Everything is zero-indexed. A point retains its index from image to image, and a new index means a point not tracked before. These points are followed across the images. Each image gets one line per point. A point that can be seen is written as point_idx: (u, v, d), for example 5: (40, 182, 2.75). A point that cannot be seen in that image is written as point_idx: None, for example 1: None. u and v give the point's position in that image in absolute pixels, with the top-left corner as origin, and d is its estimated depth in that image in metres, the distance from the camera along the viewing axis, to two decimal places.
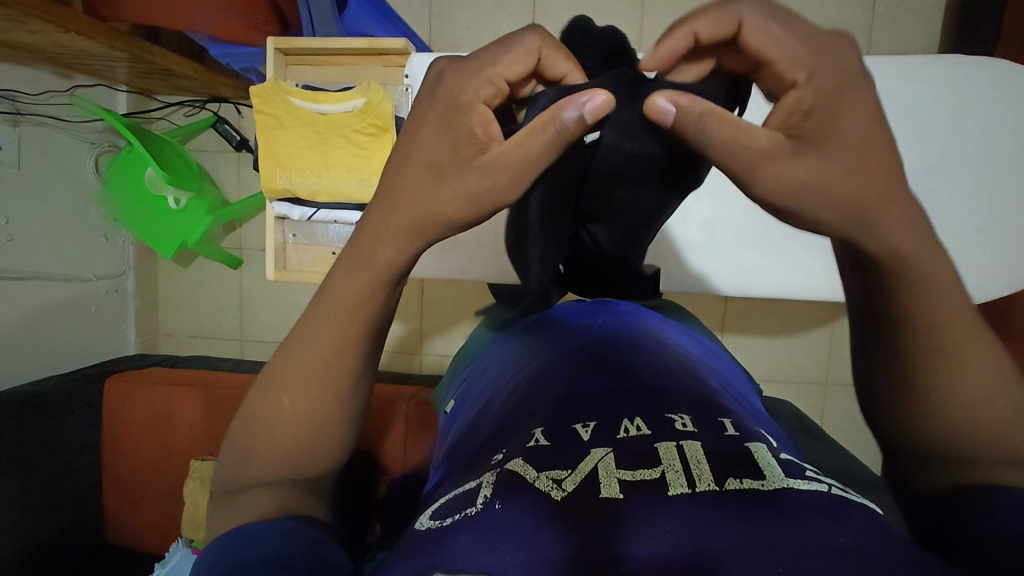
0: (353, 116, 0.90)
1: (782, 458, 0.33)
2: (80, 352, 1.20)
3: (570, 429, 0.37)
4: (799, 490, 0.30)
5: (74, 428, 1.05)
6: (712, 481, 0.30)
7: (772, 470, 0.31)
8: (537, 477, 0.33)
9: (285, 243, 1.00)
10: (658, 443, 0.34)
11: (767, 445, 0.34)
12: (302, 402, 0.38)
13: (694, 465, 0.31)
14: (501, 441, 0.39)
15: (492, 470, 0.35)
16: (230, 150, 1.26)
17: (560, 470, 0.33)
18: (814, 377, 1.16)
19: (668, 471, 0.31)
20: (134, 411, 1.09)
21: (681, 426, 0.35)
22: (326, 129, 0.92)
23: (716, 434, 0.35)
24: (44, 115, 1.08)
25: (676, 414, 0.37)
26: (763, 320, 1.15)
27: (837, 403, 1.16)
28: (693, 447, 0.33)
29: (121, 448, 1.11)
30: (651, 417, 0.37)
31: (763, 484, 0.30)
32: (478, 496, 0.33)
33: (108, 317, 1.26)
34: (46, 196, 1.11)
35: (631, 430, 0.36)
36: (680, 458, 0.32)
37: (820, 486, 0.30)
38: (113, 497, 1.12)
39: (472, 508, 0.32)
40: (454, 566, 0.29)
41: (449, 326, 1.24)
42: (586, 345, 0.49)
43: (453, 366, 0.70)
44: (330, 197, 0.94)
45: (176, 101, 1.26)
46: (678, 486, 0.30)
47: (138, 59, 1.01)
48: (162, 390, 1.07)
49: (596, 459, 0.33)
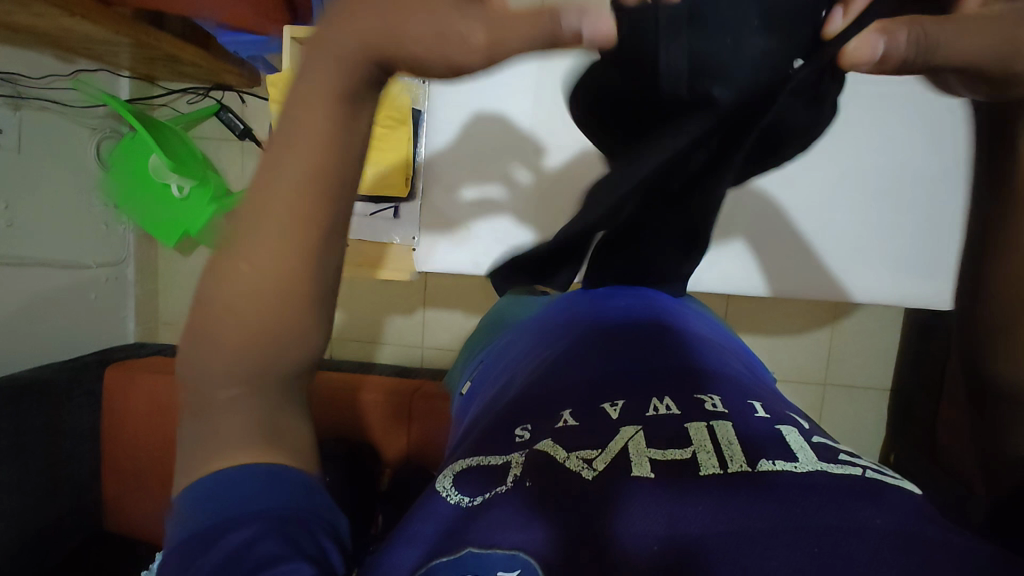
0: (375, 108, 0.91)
1: (814, 441, 0.34)
2: (80, 340, 1.19)
3: (599, 409, 0.38)
4: (832, 473, 0.30)
5: (75, 415, 1.05)
6: (745, 462, 0.31)
7: (804, 453, 0.32)
8: (567, 457, 0.34)
9: None
10: (689, 424, 0.35)
11: (798, 428, 0.35)
12: (269, 264, 0.27)
13: (725, 446, 0.32)
14: (528, 416, 0.40)
15: (522, 451, 0.36)
16: (233, 139, 1.26)
17: (590, 451, 0.34)
18: (814, 374, 1.17)
19: (700, 451, 0.32)
20: (134, 400, 1.08)
21: (711, 407, 0.37)
22: None
23: (746, 415, 0.36)
24: (46, 99, 1.07)
25: (706, 396, 0.38)
26: (765, 316, 1.16)
27: (837, 402, 1.17)
28: (724, 427, 0.34)
29: (121, 436, 1.10)
30: (681, 398, 0.38)
31: (796, 466, 0.31)
32: (508, 476, 0.34)
33: (109, 305, 1.26)
34: (48, 183, 1.10)
35: (660, 409, 0.37)
36: (711, 439, 0.33)
37: (854, 470, 0.31)
38: (112, 486, 1.11)
39: (502, 488, 0.33)
40: (486, 540, 0.30)
41: (453, 318, 1.24)
42: (609, 327, 0.51)
43: (469, 346, 0.70)
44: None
45: (179, 88, 1.26)
46: (710, 466, 0.31)
47: (142, 45, 1.00)
48: (163, 379, 1.07)
49: (625, 438, 0.35)
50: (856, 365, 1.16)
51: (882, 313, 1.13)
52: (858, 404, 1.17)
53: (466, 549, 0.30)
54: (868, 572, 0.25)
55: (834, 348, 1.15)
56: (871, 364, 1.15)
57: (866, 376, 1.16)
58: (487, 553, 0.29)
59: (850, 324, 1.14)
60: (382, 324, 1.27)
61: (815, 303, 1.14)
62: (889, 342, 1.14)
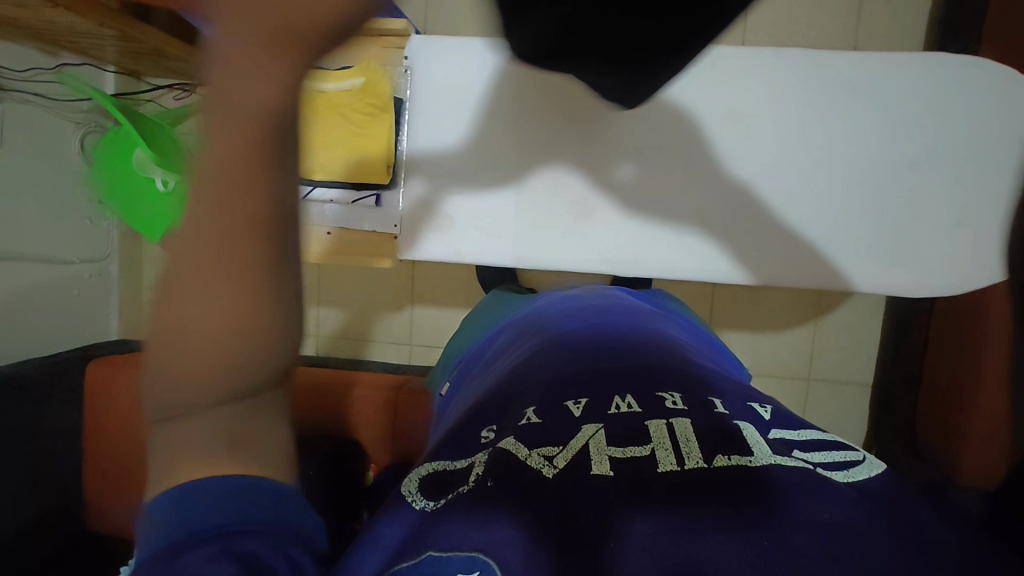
0: (357, 98, 0.89)
1: (770, 437, 0.35)
2: (60, 337, 1.18)
3: (563, 406, 0.38)
4: (784, 467, 0.31)
5: (55, 412, 1.03)
6: (700, 458, 0.32)
7: (759, 447, 0.33)
8: (529, 454, 0.34)
9: None
10: (649, 421, 0.36)
11: (755, 424, 0.36)
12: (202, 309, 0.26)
13: (683, 442, 0.33)
14: (493, 416, 0.41)
15: (485, 451, 0.36)
16: None
17: (551, 448, 0.34)
18: (798, 372, 1.17)
19: (658, 448, 0.33)
20: (117, 397, 1.07)
21: (671, 404, 0.37)
22: (323, 107, 0.89)
23: (704, 411, 0.36)
24: (29, 92, 1.06)
25: (666, 392, 0.39)
26: (749, 314, 1.17)
27: (820, 399, 1.17)
28: (683, 424, 0.35)
29: (104, 434, 1.08)
30: (642, 395, 0.39)
31: (750, 460, 0.31)
32: (471, 476, 0.34)
33: (91, 300, 1.24)
34: (31, 177, 1.08)
35: (622, 407, 0.38)
36: (669, 436, 0.34)
37: (805, 465, 0.32)
38: (94, 485, 1.10)
39: (464, 488, 0.34)
40: (447, 543, 0.30)
41: (438, 314, 1.22)
42: (579, 325, 0.51)
43: (450, 348, 0.70)
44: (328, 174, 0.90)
45: (165, 84, 1.25)
46: (668, 463, 0.32)
47: (127, 39, 1.00)
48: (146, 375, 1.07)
49: (586, 436, 0.35)
50: (838, 361, 1.16)
51: (863, 310, 1.14)
52: (842, 399, 1.17)
53: (427, 554, 0.30)
54: (820, 559, 0.25)
55: (817, 345, 1.16)
56: (852, 360, 1.16)
57: (847, 373, 1.16)
58: (449, 556, 0.30)
59: (832, 321, 1.15)
60: (365, 320, 1.24)
61: (796, 301, 1.15)
62: (870, 339, 1.15)
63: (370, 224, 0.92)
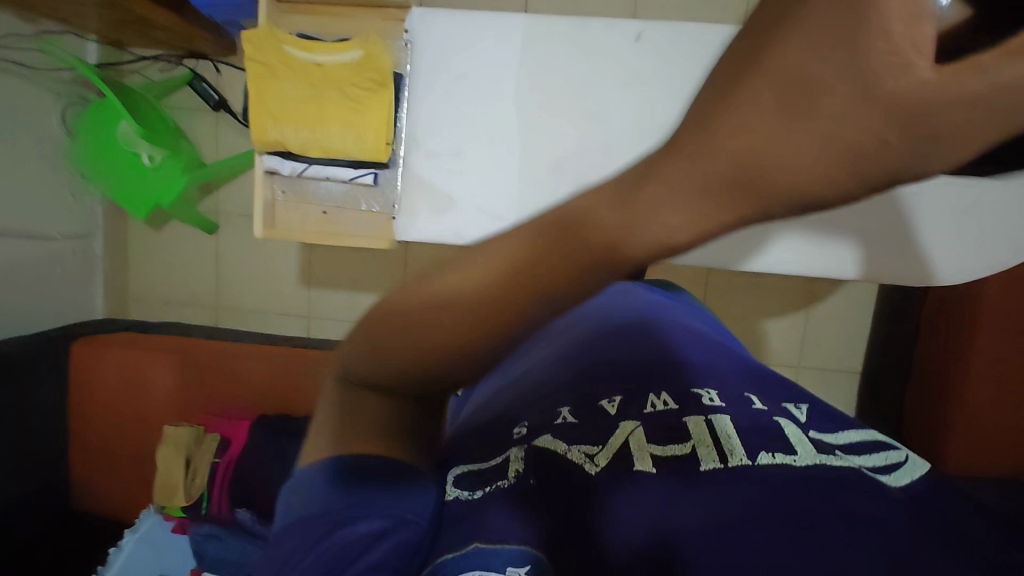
0: (354, 72, 0.80)
1: (813, 435, 0.34)
2: (43, 315, 1.15)
3: (598, 406, 0.38)
4: (829, 466, 0.31)
5: (41, 392, 1.01)
6: (744, 456, 0.32)
7: (803, 446, 0.33)
8: (569, 449, 0.34)
9: (273, 200, 0.89)
10: (687, 418, 0.36)
11: (794, 421, 0.36)
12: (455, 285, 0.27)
13: (725, 440, 0.33)
14: (522, 413, 0.40)
15: (520, 446, 0.36)
16: (207, 109, 1.21)
17: (591, 446, 0.35)
18: (789, 358, 1.18)
19: (699, 446, 0.33)
20: (104, 377, 1.05)
21: (709, 401, 0.37)
22: (320, 81, 0.81)
23: (744, 408, 0.36)
24: (8, 61, 1.01)
25: (702, 389, 0.39)
26: (743, 299, 1.17)
27: (809, 385, 1.18)
28: (723, 422, 0.35)
29: (91, 414, 1.07)
30: (677, 392, 0.39)
31: (795, 460, 0.31)
32: (509, 471, 0.34)
33: (75, 277, 1.21)
34: (11, 149, 1.04)
35: (658, 405, 0.37)
36: (710, 433, 0.34)
37: (849, 463, 0.32)
38: (80, 465, 1.08)
39: (504, 482, 0.33)
40: (493, 536, 0.30)
41: None
42: (606, 320, 0.50)
43: None
44: (322, 153, 0.83)
45: (150, 54, 1.20)
46: (711, 461, 0.32)
47: (111, 6, 0.95)
48: (134, 355, 1.05)
49: (626, 433, 0.35)
50: (829, 348, 1.17)
51: (856, 298, 1.15)
52: (831, 385, 1.18)
53: (473, 545, 0.29)
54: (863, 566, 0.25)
55: (808, 331, 1.17)
56: (843, 348, 1.17)
57: (836, 359, 1.17)
58: (495, 549, 0.29)
59: (825, 308, 1.16)
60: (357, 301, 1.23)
61: (790, 288, 1.15)
62: (862, 326, 1.15)
63: (365, 204, 0.88)
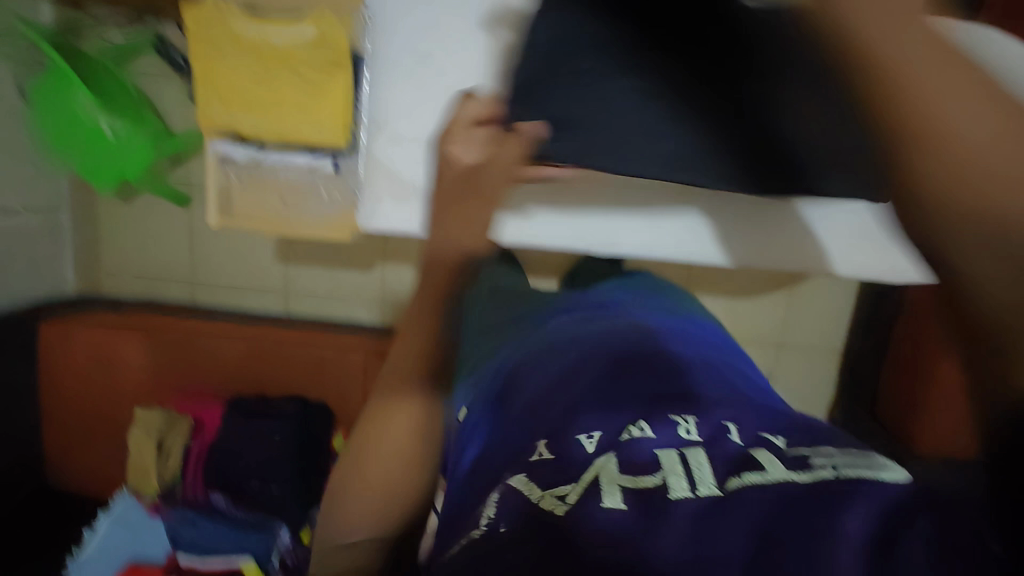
0: (308, 50, 0.76)
1: (788, 454, 0.37)
2: (11, 291, 1.12)
3: (575, 441, 0.41)
4: (799, 483, 0.33)
5: (9, 372, 0.99)
6: (712, 483, 0.34)
7: (773, 465, 0.35)
8: (542, 497, 0.35)
9: (227, 186, 0.82)
10: (659, 449, 0.38)
11: (771, 446, 0.38)
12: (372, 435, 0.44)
13: (696, 470, 0.36)
14: (509, 457, 0.43)
15: (498, 491, 0.39)
16: (173, 76, 1.15)
17: (563, 488, 0.36)
18: (771, 337, 1.17)
19: (669, 477, 0.35)
20: (73, 357, 1.03)
21: (687, 432, 0.40)
22: (273, 61, 0.77)
23: (717, 436, 0.39)
24: None
25: (680, 417, 0.42)
26: (727, 278, 1.15)
27: (790, 364, 1.18)
28: (696, 454, 0.37)
29: (62, 394, 1.05)
30: (655, 420, 0.42)
31: (765, 476, 0.34)
32: (482, 521, 0.37)
33: (42, 252, 1.18)
34: None
35: (634, 433, 0.41)
36: (681, 464, 0.36)
37: (826, 473, 0.34)
38: (53, 444, 1.07)
39: (479, 532, 0.36)
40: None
41: (410, 273, 1.18)
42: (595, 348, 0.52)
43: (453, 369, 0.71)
44: (278, 138, 0.80)
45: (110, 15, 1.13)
46: (681, 488, 0.34)
47: None
48: (104, 335, 1.02)
49: (597, 468, 0.37)
50: (812, 328, 1.16)
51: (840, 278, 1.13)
52: (811, 364, 1.18)
53: None
54: None
55: (791, 311, 1.16)
56: (824, 328, 1.16)
57: (818, 339, 1.17)
58: None
59: (808, 288, 1.14)
60: (334, 278, 1.20)
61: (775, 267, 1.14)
62: (845, 306, 1.14)
63: (325, 190, 0.82)
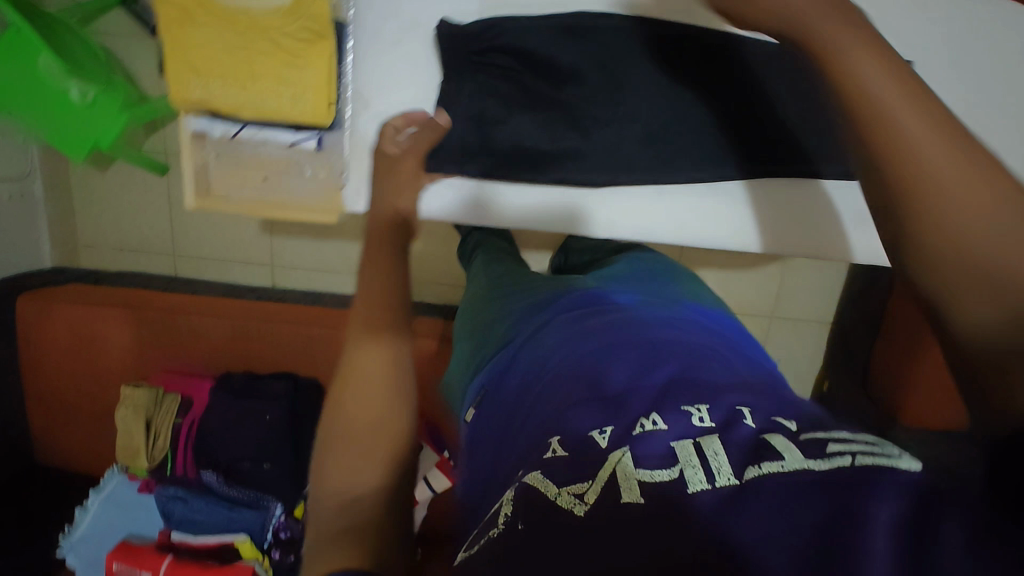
0: (287, 18, 0.72)
1: (804, 438, 0.31)
2: None
3: (587, 436, 0.37)
4: (820, 470, 0.28)
5: None
6: (732, 475, 0.30)
7: (791, 452, 0.30)
8: (558, 493, 0.32)
9: (206, 165, 0.79)
10: (676, 441, 0.34)
11: (786, 429, 0.33)
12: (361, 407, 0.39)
13: (713, 458, 0.31)
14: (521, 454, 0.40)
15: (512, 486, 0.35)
16: (144, 36, 1.09)
17: (580, 483, 0.33)
18: (764, 308, 1.17)
19: (687, 468, 0.31)
20: (55, 334, 1.01)
21: (701, 420, 0.35)
22: (249, 30, 0.73)
23: (734, 423, 0.35)
24: None
25: (694, 406, 0.37)
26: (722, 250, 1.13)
27: (782, 335, 1.18)
28: (712, 440, 0.33)
29: (45, 371, 1.03)
30: (669, 410, 0.37)
31: (784, 466, 0.29)
32: (500, 517, 0.33)
33: (15, 224, 1.13)
34: None
35: (646, 426, 0.36)
36: (697, 454, 0.32)
37: (843, 460, 0.28)
38: (39, 420, 1.05)
39: (496, 530, 0.33)
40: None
41: None
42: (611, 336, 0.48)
43: (463, 363, 0.68)
44: (257, 114, 0.75)
45: None
46: (697, 482, 0.30)
47: None
48: (85, 311, 1.00)
49: (613, 462, 0.33)
50: (805, 299, 1.16)
51: None
52: (803, 335, 1.18)
53: None
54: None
55: (785, 282, 1.15)
56: (816, 299, 1.15)
57: (811, 311, 1.16)
58: None
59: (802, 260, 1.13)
60: (321, 250, 1.17)
61: None
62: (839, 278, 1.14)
63: (310, 168, 0.78)
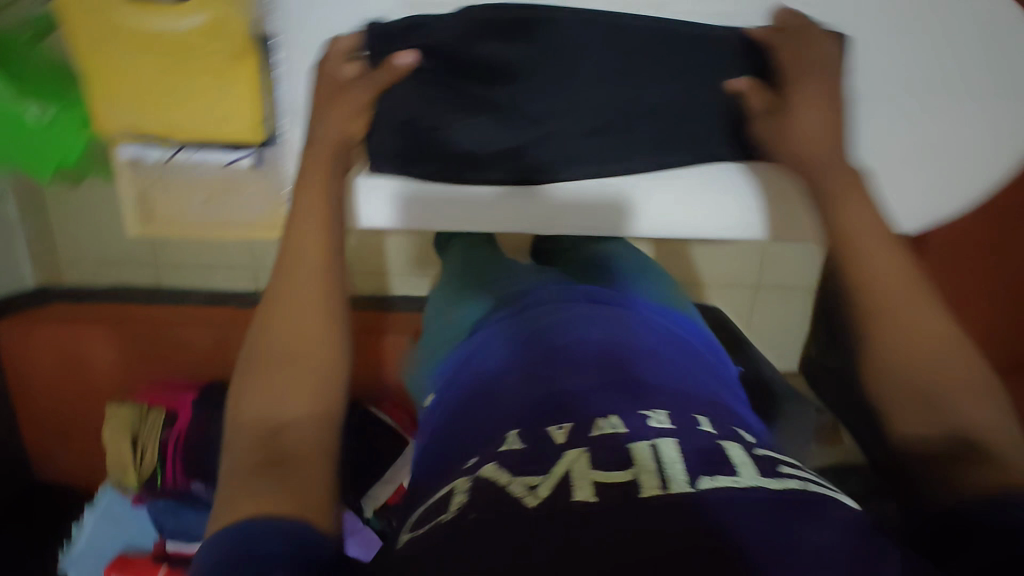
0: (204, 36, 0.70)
1: (756, 455, 0.36)
2: None
3: (545, 432, 0.38)
4: (770, 489, 0.33)
5: None
6: (686, 482, 0.33)
7: (745, 468, 0.34)
8: (510, 482, 0.34)
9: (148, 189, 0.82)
10: (632, 443, 0.36)
11: (742, 443, 0.37)
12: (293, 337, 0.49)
13: (668, 465, 0.34)
14: (481, 444, 0.41)
15: (467, 476, 0.37)
16: None
17: (534, 476, 0.35)
18: (748, 279, 1.16)
19: (641, 473, 0.34)
20: (39, 353, 1.02)
21: (658, 423, 0.38)
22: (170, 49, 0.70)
23: (690, 430, 0.38)
24: None
25: (652, 410, 0.39)
26: None
27: (767, 306, 1.18)
28: (668, 445, 0.35)
29: (33, 390, 1.04)
30: (626, 412, 0.39)
31: (736, 480, 0.33)
32: (451, 503, 0.35)
33: None
34: None
35: (606, 427, 0.38)
36: (653, 459, 0.35)
37: (791, 484, 0.34)
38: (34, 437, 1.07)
39: (446, 515, 0.34)
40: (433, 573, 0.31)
41: None
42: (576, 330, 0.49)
43: (427, 348, 0.68)
44: (193, 136, 0.75)
45: None
46: (651, 486, 0.33)
47: None
48: (67, 331, 1.01)
49: (569, 460, 0.35)
50: (789, 268, 1.15)
51: None
52: (787, 304, 1.17)
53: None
54: None
55: (767, 252, 1.14)
56: (801, 268, 1.14)
57: (795, 280, 1.15)
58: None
59: None
60: None
61: None
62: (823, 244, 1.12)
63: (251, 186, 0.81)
